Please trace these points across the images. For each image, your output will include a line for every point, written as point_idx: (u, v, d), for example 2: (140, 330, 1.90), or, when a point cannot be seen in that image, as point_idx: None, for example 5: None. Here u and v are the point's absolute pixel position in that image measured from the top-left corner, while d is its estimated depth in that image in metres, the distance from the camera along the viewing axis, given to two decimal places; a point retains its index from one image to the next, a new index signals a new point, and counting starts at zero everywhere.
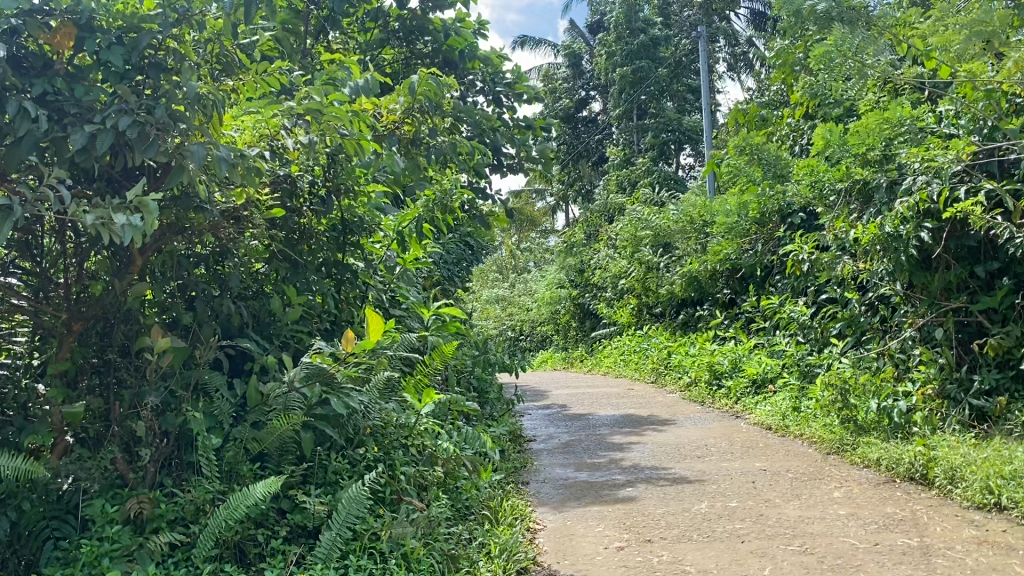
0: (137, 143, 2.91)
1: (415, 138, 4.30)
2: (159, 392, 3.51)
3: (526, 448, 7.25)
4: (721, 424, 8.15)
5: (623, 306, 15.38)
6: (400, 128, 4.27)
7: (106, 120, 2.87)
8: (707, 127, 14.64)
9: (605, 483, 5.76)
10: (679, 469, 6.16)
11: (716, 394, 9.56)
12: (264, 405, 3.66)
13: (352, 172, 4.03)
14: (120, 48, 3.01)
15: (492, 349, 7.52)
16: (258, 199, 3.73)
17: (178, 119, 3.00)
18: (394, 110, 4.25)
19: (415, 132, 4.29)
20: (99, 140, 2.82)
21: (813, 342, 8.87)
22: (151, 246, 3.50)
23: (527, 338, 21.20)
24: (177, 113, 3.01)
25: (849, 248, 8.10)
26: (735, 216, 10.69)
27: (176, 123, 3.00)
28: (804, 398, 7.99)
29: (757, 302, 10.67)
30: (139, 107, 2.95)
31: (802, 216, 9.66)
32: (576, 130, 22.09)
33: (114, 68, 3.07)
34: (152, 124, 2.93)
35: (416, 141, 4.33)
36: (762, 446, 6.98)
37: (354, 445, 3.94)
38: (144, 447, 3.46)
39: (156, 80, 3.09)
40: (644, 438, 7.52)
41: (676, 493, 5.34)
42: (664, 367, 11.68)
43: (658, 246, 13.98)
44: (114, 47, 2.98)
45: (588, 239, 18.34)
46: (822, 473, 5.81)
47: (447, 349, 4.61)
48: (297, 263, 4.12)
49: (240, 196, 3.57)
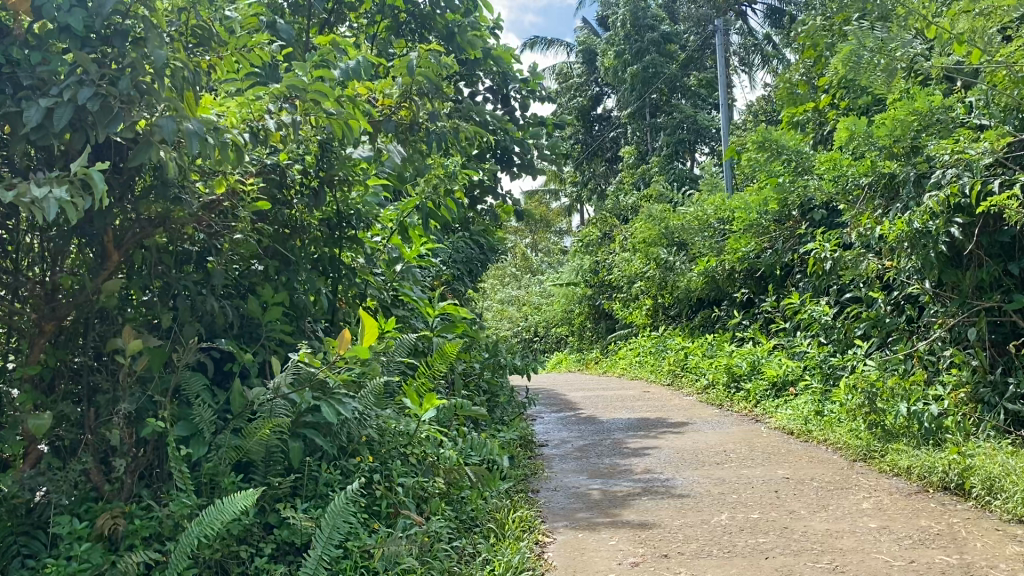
0: (100, 117, 2.70)
1: (413, 125, 4.09)
2: (136, 398, 3.25)
3: (538, 454, 6.98)
4: (740, 428, 7.86)
5: (639, 307, 15.09)
6: (397, 115, 4.07)
7: (63, 93, 2.65)
8: (725, 123, 14.34)
9: (619, 492, 5.48)
10: (697, 477, 5.87)
11: (734, 397, 9.27)
12: (247, 410, 3.42)
13: (347, 162, 3.85)
14: (81, 11, 2.71)
15: (503, 351, 7.27)
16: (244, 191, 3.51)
17: (146, 91, 2.78)
18: (390, 94, 4.05)
19: (413, 118, 4.08)
20: (59, 117, 2.62)
21: (835, 343, 8.56)
22: (129, 240, 3.25)
23: (542, 340, 20.94)
24: (145, 84, 2.78)
25: (874, 246, 7.79)
26: (755, 213, 10.40)
27: (144, 96, 2.79)
28: (827, 402, 7.68)
29: (776, 301, 10.36)
30: (102, 77, 2.74)
31: (823, 212, 9.36)
32: (590, 128, 21.81)
33: (75, 34, 2.77)
34: (117, 97, 2.72)
35: (415, 128, 4.12)
36: (785, 452, 6.67)
37: (348, 455, 3.68)
38: (120, 457, 3.20)
39: (121, 49, 2.79)
40: (660, 443, 7.23)
41: (694, 504, 5.05)
42: (681, 370, 11.39)
43: (673, 246, 13.70)
44: (75, 9, 2.71)
45: (603, 238, 18.06)
46: (850, 481, 5.50)
47: (450, 350, 4.35)
48: (287, 260, 3.89)
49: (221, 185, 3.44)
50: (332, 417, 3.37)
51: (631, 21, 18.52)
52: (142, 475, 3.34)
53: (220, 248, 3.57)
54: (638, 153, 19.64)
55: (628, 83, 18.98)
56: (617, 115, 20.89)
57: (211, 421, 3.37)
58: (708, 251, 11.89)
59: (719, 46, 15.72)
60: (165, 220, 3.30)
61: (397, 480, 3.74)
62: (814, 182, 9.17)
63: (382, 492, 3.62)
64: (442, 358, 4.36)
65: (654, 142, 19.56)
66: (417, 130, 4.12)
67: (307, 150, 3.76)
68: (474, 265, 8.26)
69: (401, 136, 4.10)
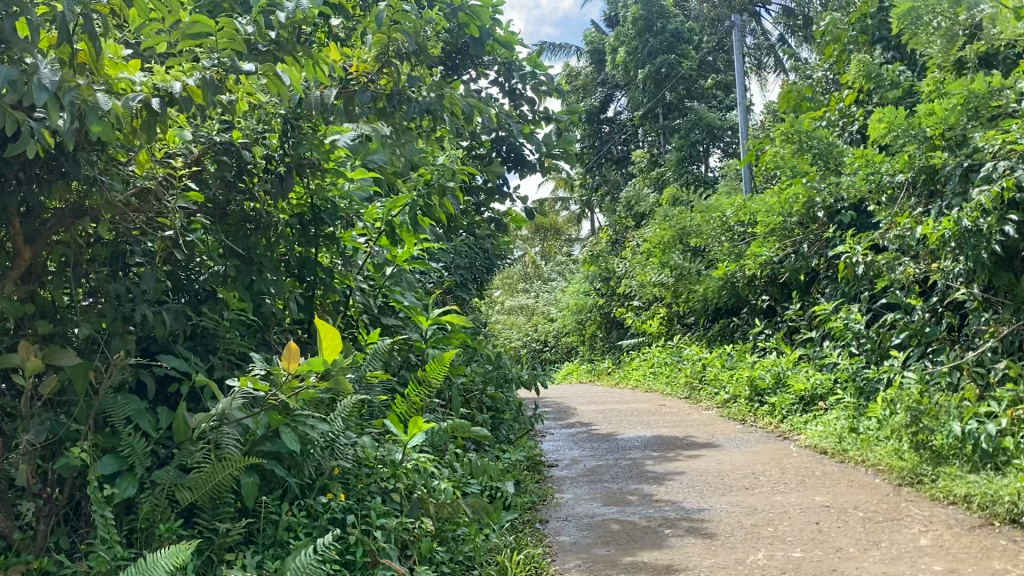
0: None
1: (394, 93, 3.63)
2: (50, 425, 2.66)
3: (546, 477, 6.36)
4: (767, 447, 7.22)
5: (654, 315, 14.47)
6: (375, 83, 3.60)
7: None
8: (743, 122, 13.72)
9: (639, 524, 4.86)
10: (724, 504, 5.26)
11: (757, 411, 8.59)
12: (190, 441, 2.78)
13: (319, 142, 3.31)
14: None
15: (508, 363, 6.65)
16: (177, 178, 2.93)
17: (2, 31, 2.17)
18: (366, 59, 3.56)
19: (394, 87, 3.62)
20: None
21: (868, 354, 7.93)
22: (43, 235, 2.70)
23: (551, 349, 20.33)
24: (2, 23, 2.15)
25: (912, 248, 7.16)
26: (778, 215, 9.78)
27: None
28: (863, 418, 7.05)
29: (801, 309, 9.71)
30: None
31: (853, 212, 8.76)
32: (600, 132, 21.20)
33: None
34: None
35: (394, 101, 3.65)
36: (820, 474, 6.03)
37: (316, 492, 3.06)
38: (30, 498, 2.61)
39: None
40: (681, 465, 6.60)
41: (724, 541, 4.44)
42: (699, 382, 10.72)
43: (690, 250, 13.07)
44: None
45: (613, 245, 17.41)
46: (898, 511, 4.85)
47: (444, 361, 3.75)
48: (252, 261, 3.31)
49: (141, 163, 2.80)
50: (297, 446, 2.78)
51: (642, 19, 17.91)
52: (62, 522, 2.74)
53: (157, 246, 2.99)
54: (649, 156, 18.99)
55: (639, 84, 18.38)
56: (629, 118, 20.28)
57: (145, 454, 2.74)
58: (726, 257, 11.26)
59: (736, 42, 15.10)
60: (89, 209, 2.73)
61: (377, 521, 3.10)
62: (843, 179, 8.52)
63: (357, 537, 2.96)
64: (432, 374, 3.80)
65: (666, 144, 18.91)
66: (399, 102, 3.65)
67: (268, 126, 3.21)
68: (477, 270, 7.64)
69: (378, 110, 3.64)
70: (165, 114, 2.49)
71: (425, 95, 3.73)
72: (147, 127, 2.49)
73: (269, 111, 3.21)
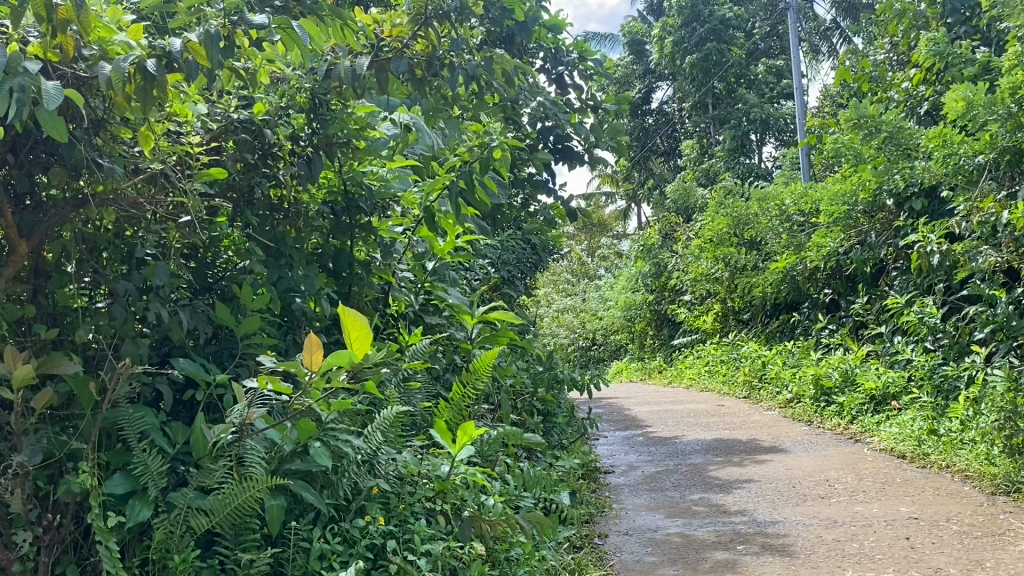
0: None
1: (432, 58, 3.25)
2: (50, 443, 2.34)
3: (602, 484, 5.97)
4: (838, 450, 6.74)
5: (707, 312, 14.00)
6: (411, 49, 3.22)
7: None
8: (800, 110, 13.18)
9: (708, 540, 4.46)
10: (800, 516, 4.84)
11: (824, 411, 8.09)
12: (209, 458, 2.41)
13: (350, 118, 3.06)
14: None
15: (560, 363, 6.29)
16: (189, 154, 2.59)
17: None
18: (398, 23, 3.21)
19: (432, 50, 3.26)
20: None
21: (945, 350, 7.43)
22: (40, 228, 2.37)
23: (600, 348, 19.94)
24: None
25: (996, 237, 6.67)
26: (843, 203, 9.29)
27: None
28: (943, 419, 6.56)
29: (868, 303, 9.20)
30: None
31: (925, 200, 8.25)
32: (646, 124, 20.68)
33: None
34: None
35: (433, 65, 3.25)
36: (902, 480, 5.57)
37: (352, 513, 2.67)
38: (26, 526, 2.28)
39: None
40: (748, 471, 6.16)
41: (805, 559, 4.03)
42: (759, 382, 10.23)
43: (745, 243, 12.57)
44: None
45: (664, 240, 16.92)
46: (998, 524, 4.39)
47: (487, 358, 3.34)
48: (280, 254, 3.04)
49: (146, 139, 2.38)
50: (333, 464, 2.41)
51: (690, 6, 17.40)
52: (69, 550, 2.42)
53: (169, 238, 2.66)
54: (699, 147, 18.46)
55: (687, 74, 17.86)
56: (678, 109, 19.77)
57: (160, 474, 2.38)
58: (784, 249, 10.74)
59: (790, 26, 14.53)
60: (92, 198, 2.40)
61: (421, 547, 2.70)
62: (916, 163, 7.98)
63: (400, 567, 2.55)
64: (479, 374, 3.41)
65: (716, 134, 18.35)
66: (441, 67, 3.26)
67: (292, 102, 2.94)
68: (524, 266, 7.25)
69: (416, 78, 3.26)
70: (163, 75, 2.20)
71: (467, 59, 3.34)
72: (142, 92, 2.20)
73: (293, 84, 2.94)
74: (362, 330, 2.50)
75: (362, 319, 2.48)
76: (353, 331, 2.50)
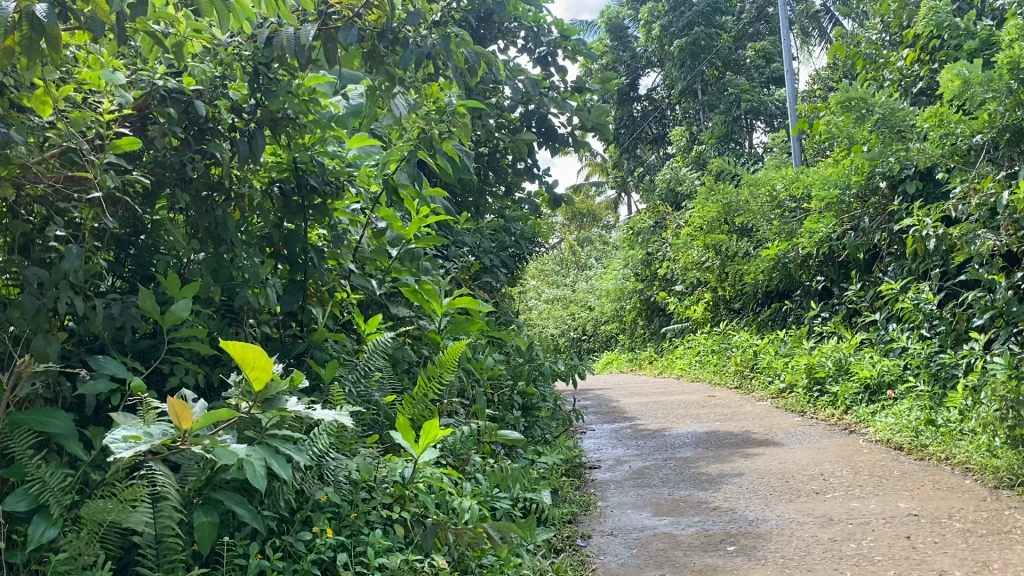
0: None
1: (385, 31, 2.98)
2: None
3: (587, 480, 5.71)
4: (833, 442, 6.49)
5: (698, 301, 13.78)
6: (362, 19, 2.96)
7: None
8: (791, 94, 12.93)
9: (697, 540, 4.20)
10: (794, 513, 4.59)
11: (817, 402, 7.83)
12: (117, 474, 2.12)
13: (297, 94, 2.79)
14: None
15: (543, 355, 6.04)
16: (102, 125, 2.31)
17: None
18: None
19: (385, 23, 2.98)
20: None
21: (943, 337, 7.21)
22: None
23: (590, 339, 19.71)
24: None
25: (996, 219, 6.44)
26: (834, 188, 9.05)
27: None
28: (941, 409, 6.32)
29: (862, 289, 8.98)
30: None
31: (920, 183, 8.01)
32: (634, 112, 20.40)
33: None
34: None
35: (387, 39, 3.00)
36: (900, 474, 5.33)
37: (296, 528, 2.37)
38: None
39: None
40: (738, 465, 5.91)
41: (800, 561, 3.77)
42: (750, 371, 9.98)
43: (735, 230, 12.33)
44: None
45: (654, 228, 16.65)
46: (1004, 521, 4.14)
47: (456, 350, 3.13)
48: (220, 240, 2.78)
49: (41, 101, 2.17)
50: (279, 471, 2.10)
51: None
52: None
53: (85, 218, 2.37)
54: (688, 134, 18.18)
55: (676, 59, 17.57)
56: (667, 96, 19.51)
57: (61, 490, 2.10)
58: (775, 235, 10.49)
59: (781, 10, 14.26)
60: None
61: (375, 562, 2.38)
62: (911, 144, 7.71)
63: None
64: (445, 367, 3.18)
65: (705, 121, 18.06)
66: (394, 42, 2.99)
67: (228, 71, 2.72)
68: (506, 255, 6.97)
69: (367, 52, 2.99)
70: (54, 21, 1.96)
71: (425, 35, 3.04)
72: (26, 42, 1.94)
73: (230, 52, 2.76)
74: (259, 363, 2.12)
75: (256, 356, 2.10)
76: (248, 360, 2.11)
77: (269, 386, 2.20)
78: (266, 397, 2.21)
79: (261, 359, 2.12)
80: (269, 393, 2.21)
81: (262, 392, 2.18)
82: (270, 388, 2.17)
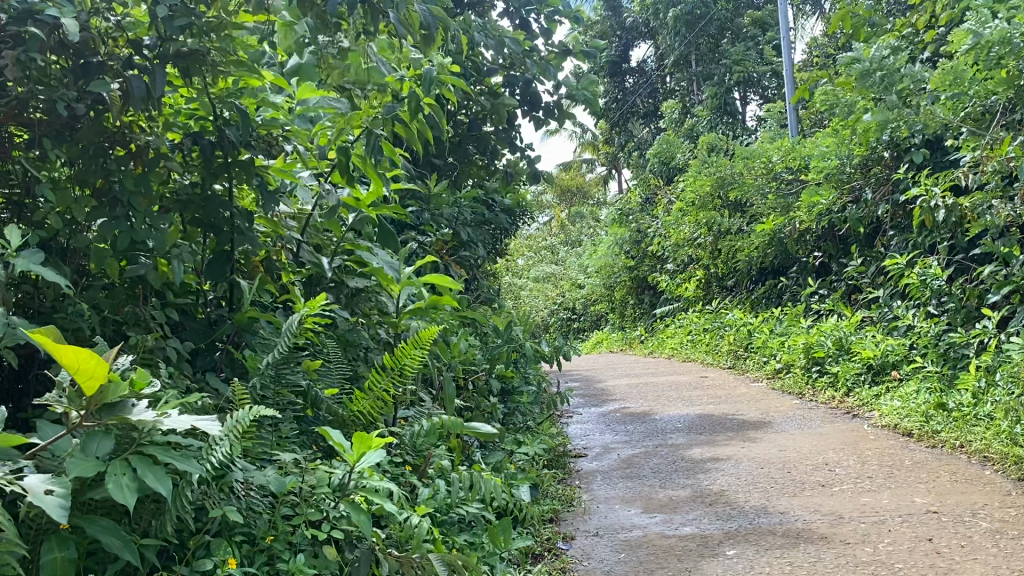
0: None
1: None
2: None
3: (572, 472, 5.26)
4: (835, 427, 6.03)
5: (689, 279, 13.33)
6: None
7: None
8: (789, 62, 12.42)
9: (694, 543, 3.74)
10: (800, 509, 4.14)
11: (816, 383, 7.36)
12: None
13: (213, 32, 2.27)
14: None
15: (524, 335, 5.57)
16: None
17: None
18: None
19: None
20: None
21: (951, 314, 6.77)
22: None
23: (580, 318, 19.29)
24: None
25: (1012, 187, 5.99)
26: (835, 157, 8.59)
27: None
28: (952, 391, 5.88)
29: (862, 265, 8.54)
30: None
31: (927, 152, 7.55)
32: (626, 84, 19.84)
33: None
34: None
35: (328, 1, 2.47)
36: (911, 463, 4.90)
37: (192, 553, 1.89)
38: None
39: None
40: (733, 453, 5.47)
41: (810, 568, 3.32)
42: (745, 351, 9.55)
43: (729, 205, 11.84)
44: None
45: (644, 204, 16.15)
46: None
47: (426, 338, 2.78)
48: (117, 202, 2.21)
49: None
50: (156, 485, 1.60)
51: None
52: None
53: None
54: (681, 106, 17.64)
55: (669, 27, 16.99)
56: (660, 67, 18.98)
57: None
58: (771, 210, 10.00)
59: None
60: None
61: None
62: (921, 109, 7.20)
63: None
64: (409, 357, 2.78)
65: (698, 93, 17.53)
66: None
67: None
68: (486, 229, 6.45)
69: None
70: None
71: None
72: None
73: None
74: (87, 361, 1.51)
75: (81, 354, 1.49)
76: (71, 359, 1.50)
77: (107, 391, 1.61)
78: (104, 404, 1.62)
79: (91, 357, 1.52)
80: (108, 398, 1.62)
81: (96, 398, 1.59)
82: (106, 394, 1.59)
